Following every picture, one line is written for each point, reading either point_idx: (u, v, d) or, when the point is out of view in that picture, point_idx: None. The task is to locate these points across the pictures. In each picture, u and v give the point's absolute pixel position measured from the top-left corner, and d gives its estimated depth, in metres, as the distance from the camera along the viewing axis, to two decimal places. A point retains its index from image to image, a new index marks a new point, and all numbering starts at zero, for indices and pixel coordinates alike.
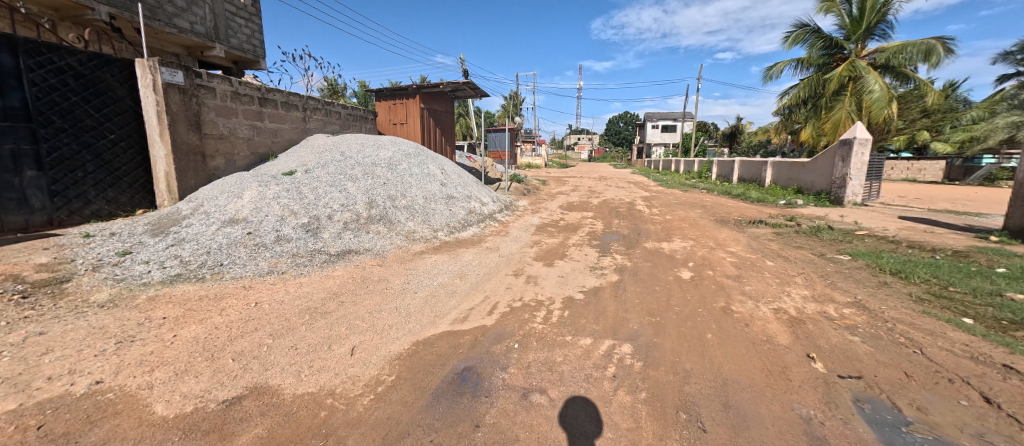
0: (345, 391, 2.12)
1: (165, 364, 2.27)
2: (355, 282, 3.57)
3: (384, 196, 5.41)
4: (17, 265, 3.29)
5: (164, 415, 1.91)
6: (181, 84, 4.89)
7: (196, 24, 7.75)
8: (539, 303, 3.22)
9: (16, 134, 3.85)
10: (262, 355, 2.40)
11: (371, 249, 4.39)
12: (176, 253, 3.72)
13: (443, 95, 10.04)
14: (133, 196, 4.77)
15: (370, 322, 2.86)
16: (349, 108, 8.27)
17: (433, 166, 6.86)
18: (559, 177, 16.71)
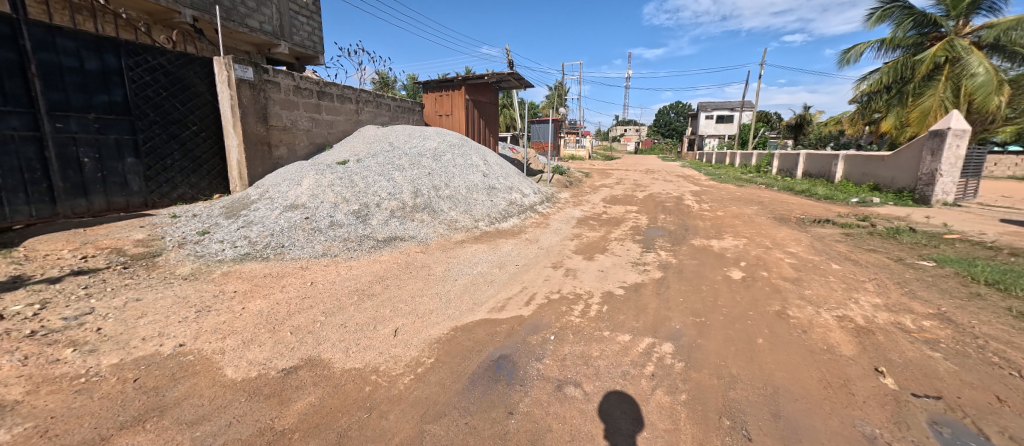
0: (387, 370, 2.37)
1: (235, 333, 2.64)
2: (400, 267, 3.87)
3: (428, 186, 5.70)
4: (119, 239, 3.85)
5: (233, 378, 2.23)
6: (251, 79, 5.39)
7: (264, 23, 8.41)
8: (577, 296, 3.38)
9: (119, 126, 4.42)
10: (315, 331, 2.73)
11: (414, 236, 4.70)
12: (246, 234, 4.19)
13: (488, 86, 10.22)
14: (211, 183, 5.36)
15: (412, 306, 3.14)
16: (398, 100, 8.68)
17: (477, 157, 7.10)
18: (602, 169, 16.65)
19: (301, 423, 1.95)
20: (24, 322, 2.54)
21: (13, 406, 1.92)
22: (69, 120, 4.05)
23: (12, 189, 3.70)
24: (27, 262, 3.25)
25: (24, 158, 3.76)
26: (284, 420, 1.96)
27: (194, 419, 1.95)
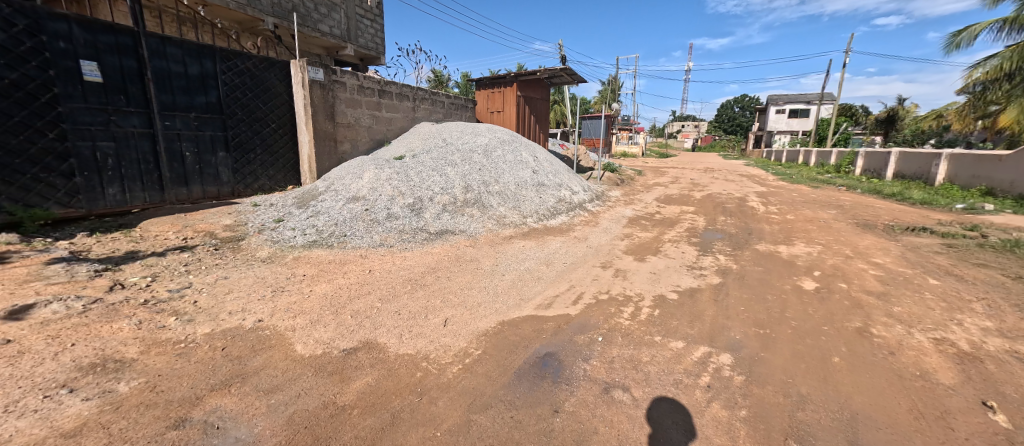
0: (437, 358, 2.51)
1: (304, 313, 2.94)
2: (451, 260, 4.07)
3: (479, 181, 5.89)
4: (210, 224, 4.37)
5: (302, 353, 2.48)
6: (321, 80, 5.86)
7: (333, 28, 9.07)
8: (627, 298, 3.38)
9: (213, 124, 4.96)
10: (373, 316, 2.97)
11: (465, 230, 4.91)
12: (314, 223, 4.59)
13: (540, 82, 10.27)
14: (286, 175, 5.91)
15: (461, 298, 3.31)
16: (453, 97, 8.99)
17: (527, 153, 7.21)
18: (656, 167, 16.24)
19: (360, 401, 2.12)
20: (138, 291, 2.99)
21: (130, 364, 2.26)
22: (174, 119, 4.60)
23: (130, 178, 4.27)
24: (141, 241, 3.79)
25: (140, 153, 4.33)
26: (344, 397, 2.14)
27: (270, 387, 2.18)
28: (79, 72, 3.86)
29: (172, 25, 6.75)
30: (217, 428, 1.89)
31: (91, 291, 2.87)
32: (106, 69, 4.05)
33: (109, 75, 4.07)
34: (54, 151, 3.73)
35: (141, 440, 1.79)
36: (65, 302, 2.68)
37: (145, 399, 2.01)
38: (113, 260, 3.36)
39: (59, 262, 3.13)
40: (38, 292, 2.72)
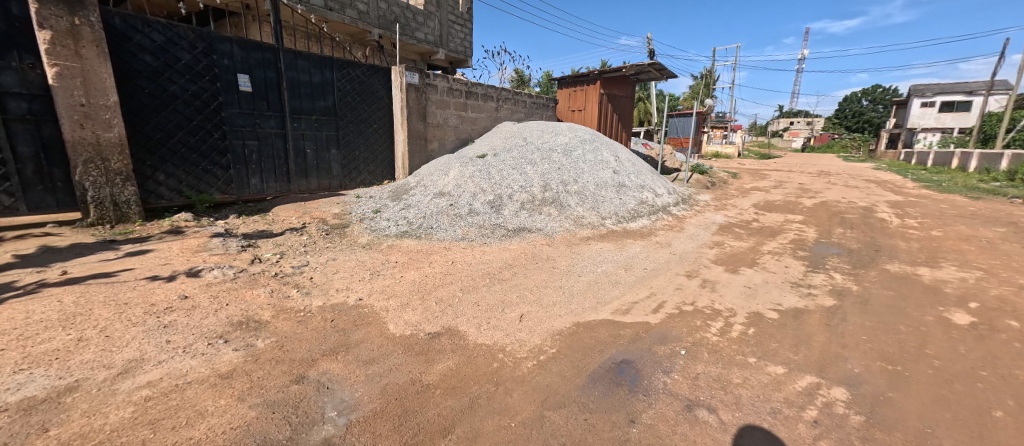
0: (513, 351, 2.47)
1: (397, 295, 3.11)
2: (527, 258, 4.08)
3: (558, 181, 5.93)
4: (324, 212, 5.00)
5: (393, 333, 2.60)
6: (416, 83, 6.40)
7: (428, 34, 9.90)
8: (715, 312, 3.04)
9: (328, 126, 5.68)
10: (454, 304, 3.03)
11: (542, 229, 4.93)
12: (405, 214, 4.93)
13: (625, 79, 10.08)
14: (383, 170, 6.55)
15: (537, 295, 3.24)
16: (534, 96, 9.21)
17: (608, 153, 7.11)
18: (754, 169, 14.89)
19: (444, 381, 2.16)
20: (271, 265, 3.47)
21: (265, 325, 2.56)
22: (300, 122, 5.37)
23: (264, 172, 5.08)
24: (273, 223, 4.50)
25: (273, 150, 5.14)
26: (429, 376, 2.19)
27: (369, 358, 2.31)
28: (237, 85, 4.70)
29: (301, 40, 7.97)
30: (328, 388, 2.05)
31: (236, 263, 3.38)
32: (255, 81, 4.89)
33: (257, 86, 4.90)
34: (217, 148, 4.62)
35: (269, 390, 1.98)
36: (220, 270, 3.17)
37: (276, 356, 2.26)
38: (251, 238, 4.01)
39: (217, 236, 3.85)
40: (205, 261, 3.31)
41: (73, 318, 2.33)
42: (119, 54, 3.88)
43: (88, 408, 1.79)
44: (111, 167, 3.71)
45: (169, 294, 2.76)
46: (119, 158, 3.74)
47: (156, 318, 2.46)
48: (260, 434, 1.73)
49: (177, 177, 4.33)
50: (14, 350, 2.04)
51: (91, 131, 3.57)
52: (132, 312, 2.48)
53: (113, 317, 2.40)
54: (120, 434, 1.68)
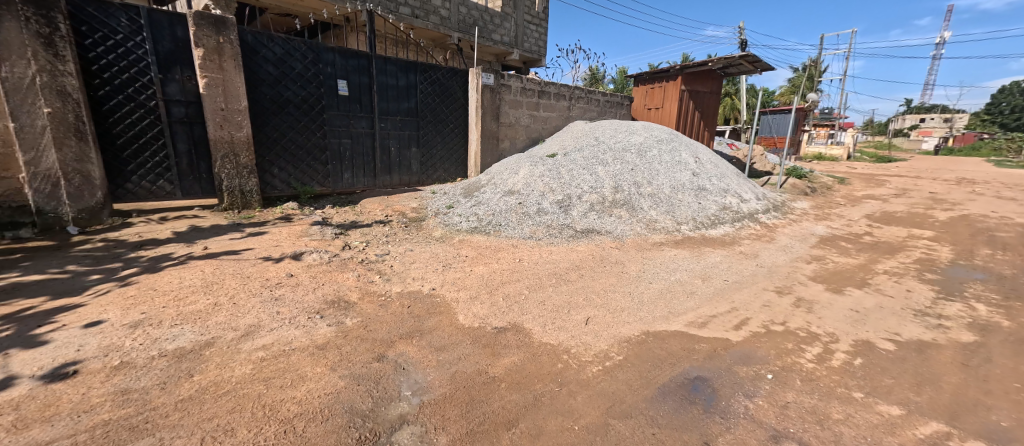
0: (578, 354, 2.31)
1: (467, 288, 3.07)
2: (594, 260, 3.80)
3: (630, 182, 5.59)
4: (403, 206, 5.35)
5: (463, 323, 2.56)
6: (491, 84, 6.62)
7: (504, 35, 10.24)
8: (812, 336, 2.59)
9: (410, 125, 6.08)
10: (521, 302, 2.90)
11: (611, 232, 4.64)
12: (475, 211, 4.95)
13: (710, 74, 9.50)
14: (457, 169, 6.90)
15: (604, 300, 3.00)
16: (607, 95, 9.07)
17: (686, 154, 6.62)
18: (867, 174, 13.02)
19: (508, 376, 2.08)
20: (359, 252, 3.75)
21: (353, 305, 2.72)
22: (386, 122, 5.81)
23: (355, 168, 5.62)
24: (360, 214, 4.94)
25: (363, 148, 5.66)
26: (494, 369, 2.13)
27: (439, 346, 2.30)
28: (335, 89, 5.23)
29: (389, 47, 8.71)
30: (404, 369, 2.09)
31: (331, 248, 3.74)
32: (351, 86, 5.39)
33: (352, 90, 5.40)
34: (318, 146, 5.21)
35: (354, 364, 2.08)
36: (319, 254, 3.54)
37: (361, 334, 2.37)
38: (344, 227, 4.42)
39: (315, 224, 4.31)
40: (305, 245, 3.72)
41: (210, 286, 2.78)
42: (250, 66, 4.53)
43: (222, 361, 2.05)
44: (240, 161, 4.36)
45: (277, 271, 3.15)
46: (247, 154, 4.38)
47: (268, 291, 2.81)
48: (344, 403, 1.80)
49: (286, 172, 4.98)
50: (171, 307, 2.47)
51: (227, 131, 4.23)
52: (251, 284, 2.88)
53: (239, 287, 2.82)
54: (239, 387, 1.87)
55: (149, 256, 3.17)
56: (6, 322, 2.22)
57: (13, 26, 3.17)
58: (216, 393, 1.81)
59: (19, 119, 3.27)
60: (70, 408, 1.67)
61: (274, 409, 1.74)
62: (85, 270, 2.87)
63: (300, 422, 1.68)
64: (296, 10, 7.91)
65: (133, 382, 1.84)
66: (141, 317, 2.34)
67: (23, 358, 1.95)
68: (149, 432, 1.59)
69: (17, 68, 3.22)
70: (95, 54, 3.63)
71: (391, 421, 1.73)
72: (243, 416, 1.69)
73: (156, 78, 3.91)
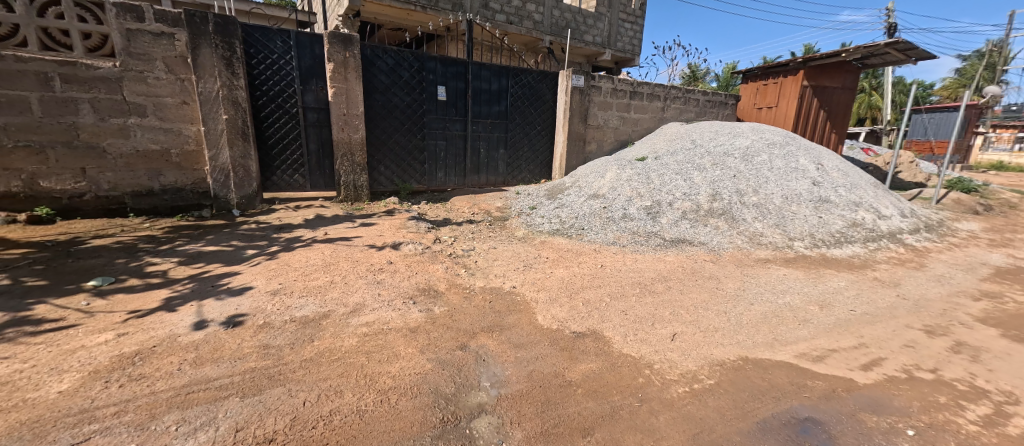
0: (663, 371, 2.19)
1: (545, 288, 3.12)
2: (685, 273, 3.50)
3: (732, 189, 5.04)
4: (488, 205, 5.63)
5: (542, 323, 2.61)
6: (581, 86, 6.59)
7: (596, 35, 10.22)
8: (976, 392, 2.09)
9: (499, 128, 6.34)
10: (602, 308, 2.83)
11: (706, 243, 4.23)
12: (558, 213, 5.00)
13: (841, 67, 8.40)
14: (542, 170, 7.03)
15: (695, 316, 2.76)
16: (709, 94, 8.44)
17: (803, 158, 5.74)
18: None
19: (585, 382, 2.07)
20: (447, 245, 4.04)
21: (441, 294, 2.96)
22: (478, 125, 6.13)
23: (447, 167, 6.03)
24: (449, 211, 5.28)
25: (456, 150, 6.05)
26: (572, 373, 2.13)
27: (518, 343, 2.38)
28: (435, 95, 5.65)
29: (485, 53, 9.18)
30: (484, 360, 2.20)
31: (424, 240, 4.08)
32: (449, 92, 5.79)
33: (450, 95, 5.80)
34: (417, 147, 5.70)
35: (440, 350, 2.26)
36: (415, 245, 3.88)
37: (447, 322, 2.56)
38: (437, 223, 4.74)
39: (411, 218, 4.70)
40: (402, 236, 4.10)
41: (328, 267, 3.22)
42: (366, 75, 5.12)
43: (335, 330, 2.39)
44: (356, 160, 4.96)
45: (379, 258, 3.53)
46: (360, 153, 4.97)
47: (372, 274, 3.18)
48: (430, 384, 1.97)
49: (389, 170, 5.53)
50: (299, 282, 2.92)
51: (346, 133, 4.84)
52: (359, 267, 3.28)
53: (350, 270, 3.22)
54: (347, 355, 2.15)
55: (286, 237, 3.77)
56: (189, 282, 2.81)
57: (208, 51, 4.00)
58: (329, 358, 2.12)
59: (208, 124, 4.13)
60: (229, 353, 2.08)
61: (374, 379, 1.98)
62: (242, 245, 3.51)
63: (393, 394, 1.88)
64: (405, 23, 8.80)
65: (270, 339, 2.23)
66: (279, 285, 2.84)
67: (200, 311, 2.46)
68: (281, 382, 1.91)
69: (207, 84, 4.06)
70: (258, 70, 4.39)
71: (471, 408, 1.84)
72: (347, 381, 1.95)
73: (298, 88, 4.61)
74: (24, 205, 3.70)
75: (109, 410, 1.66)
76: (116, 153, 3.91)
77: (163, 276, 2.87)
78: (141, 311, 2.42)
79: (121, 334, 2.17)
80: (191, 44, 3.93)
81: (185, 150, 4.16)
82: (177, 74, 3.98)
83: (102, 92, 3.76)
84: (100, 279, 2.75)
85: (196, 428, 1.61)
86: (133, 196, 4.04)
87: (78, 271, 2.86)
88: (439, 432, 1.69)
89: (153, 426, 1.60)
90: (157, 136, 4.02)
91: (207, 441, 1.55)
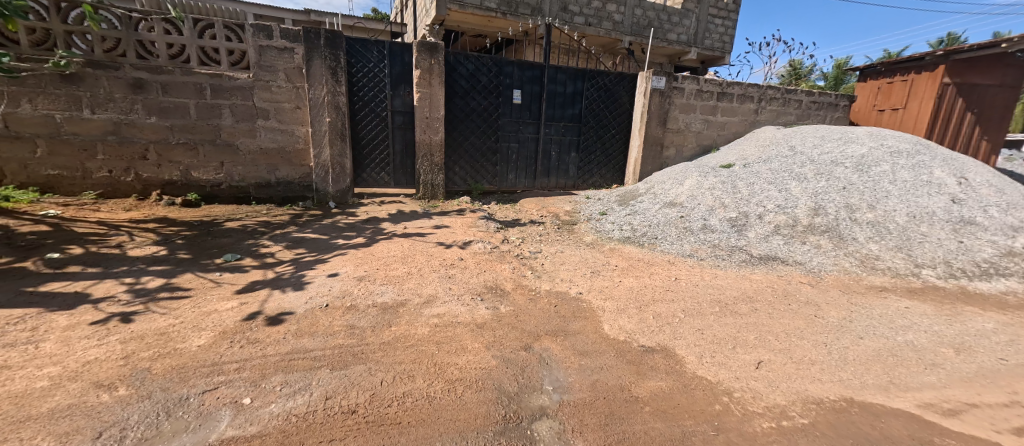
0: (746, 400, 2.00)
1: (612, 298, 3.07)
2: (775, 294, 3.14)
3: (840, 203, 4.41)
4: (557, 208, 5.64)
5: (608, 333, 2.59)
6: (662, 88, 6.32)
7: (681, 34, 9.84)
8: None
9: (572, 131, 6.33)
10: (674, 323, 2.70)
11: (803, 263, 3.72)
12: (630, 221, 4.88)
13: (997, 61, 7.18)
14: (615, 175, 6.88)
15: (785, 344, 2.46)
16: (815, 95, 7.45)
17: (940, 170, 4.82)
18: None
19: (653, 400, 1.99)
20: (515, 246, 4.13)
21: (507, 294, 3.05)
22: (551, 128, 6.18)
23: (518, 170, 6.16)
24: (518, 212, 5.40)
25: (527, 152, 6.15)
26: (638, 389, 2.07)
27: (583, 350, 2.39)
28: (511, 98, 5.80)
29: (561, 56, 9.26)
30: (547, 363, 2.24)
31: (492, 239, 4.22)
32: (525, 95, 5.90)
33: (525, 98, 5.91)
34: (491, 148, 5.90)
35: (505, 348, 2.34)
36: (483, 244, 4.03)
37: (512, 322, 2.64)
38: (505, 224, 4.86)
39: (481, 218, 4.86)
40: (473, 235, 4.26)
41: (405, 259, 3.47)
42: (448, 81, 5.41)
43: (409, 318, 2.58)
44: (434, 161, 5.26)
45: (451, 254, 3.70)
46: (439, 154, 5.26)
47: (444, 269, 3.36)
48: (494, 381, 2.05)
49: (464, 170, 5.79)
50: (380, 271, 3.18)
51: (427, 135, 5.16)
52: (432, 262, 3.49)
53: (424, 264, 3.42)
54: (419, 343, 2.32)
55: (371, 229, 4.13)
56: (291, 264, 3.20)
57: (319, 62, 4.51)
58: (404, 344, 2.29)
59: (315, 126, 4.65)
60: (323, 329, 2.35)
61: (443, 369, 2.11)
62: (334, 235, 3.91)
63: (459, 385, 1.99)
64: (486, 30, 9.21)
65: (354, 321, 2.47)
66: (364, 273, 3.13)
67: (299, 290, 2.78)
68: (363, 361, 2.11)
69: (316, 91, 4.57)
70: (357, 78, 4.85)
71: (533, 410, 1.88)
72: (418, 367, 2.10)
73: (388, 94, 5.01)
74: (180, 191, 4.46)
75: (232, 366, 1.96)
76: (245, 150, 4.55)
77: (273, 257, 3.31)
78: (256, 284, 2.82)
79: (241, 303, 2.54)
80: (307, 56, 4.46)
81: (296, 149, 4.71)
82: (294, 83, 4.53)
83: (239, 99, 4.40)
84: (228, 255, 3.24)
85: (296, 390, 1.85)
86: (256, 188, 4.68)
87: (210, 247, 3.39)
88: (501, 429, 1.76)
89: (263, 384, 1.87)
90: (276, 136, 4.61)
91: (304, 404, 1.77)
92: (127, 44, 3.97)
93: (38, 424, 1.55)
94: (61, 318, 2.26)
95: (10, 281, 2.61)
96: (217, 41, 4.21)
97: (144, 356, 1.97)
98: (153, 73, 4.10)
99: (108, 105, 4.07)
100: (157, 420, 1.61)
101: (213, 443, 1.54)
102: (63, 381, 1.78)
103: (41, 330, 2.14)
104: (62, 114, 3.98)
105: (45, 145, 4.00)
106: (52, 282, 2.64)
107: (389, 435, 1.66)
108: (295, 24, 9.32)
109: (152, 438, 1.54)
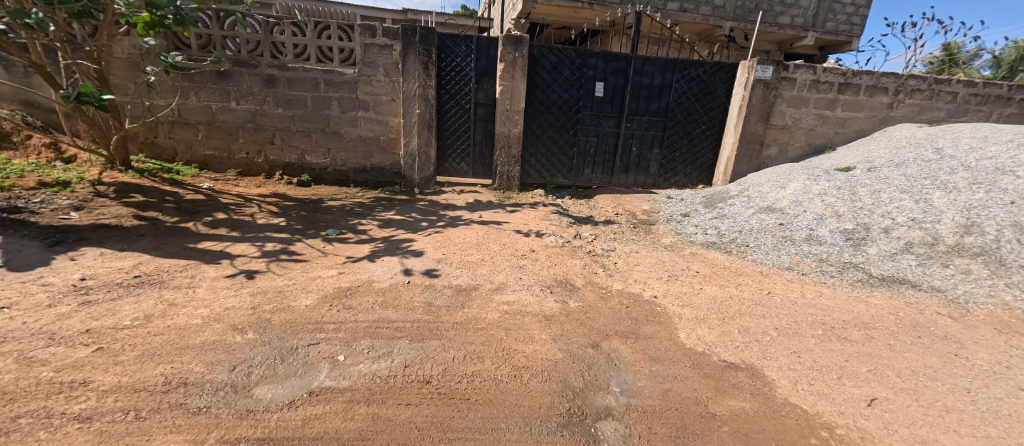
0: (851, 439, 1.81)
1: (692, 306, 2.94)
2: (899, 323, 2.77)
3: (1005, 221, 3.64)
4: (634, 206, 5.47)
5: (684, 342, 2.50)
6: (768, 78, 5.74)
7: (795, 17, 8.94)
8: None
9: (657, 126, 6.06)
10: (764, 341, 2.52)
11: (942, 291, 3.18)
12: (718, 225, 4.59)
13: None
14: (701, 174, 6.47)
15: (911, 384, 2.16)
16: (976, 85, 6.24)
17: None
18: None
19: (733, 420, 1.90)
20: (587, 242, 4.10)
21: (577, 289, 3.07)
22: (633, 122, 5.98)
23: (595, 164, 6.09)
24: (592, 208, 5.34)
25: (607, 146, 6.03)
26: (718, 406, 1.98)
27: (655, 356, 2.34)
28: (594, 91, 5.71)
29: (653, 46, 8.92)
30: (616, 364, 2.23)
31: (565, 233, 4.24)
32: (608, 88, 5.77)
33: (607, 91, 5.77)
34: (569, 142, 5.90)
35: (573, 343, 2.37)
36: (555, 238, 4.06)
37: (581, 318, 2.65)
38: (579, 219, 4.85)
39: (555, 212, 4.90)
40: (547, 228, 4.31)
41: (480, 246, 3.64)
42: (531, 73, 5.51)
43: (482, 302, 2.71)
44: (512, 152, 5.38)
45: (525, 245, 3.79)
46: (517, 146, 5.36)
47: (516, 259, 3.46)
48: (561, 372, 2.10)
49: (540, 163, 5.90)
50: (458, 256, 3.37)
51: (507, 127, 5.28)
52: (505, 250, 3.61)
53: (498, 252, 3.55)
54: (489, 327, 2.44)
55: (449, 216, 4.38)
56: (381, 242, 3.51)
57: (414, 58, 4.82)
58: (474, 326, 2.43)
59: (406, 117, 5.00)
60: (405, 303, 2.57)
61: (511, 354, 2.20)
62: (419, 218, 4.21)
63: (526, 372, 2.07)
64: (573, 21, 9.19)
65: (431, 299, 2.66)
66: (442, 255, 3.34)
67: (388, 266, 3.05)
68: (438, 337, 2.27)
69: (410, 84, 4.90)
70: (446, 71, 5.11)
71: (598, 408, 1.90)
72: (486, 350, 2.21)
73: (473, 87, 5.21)
74: (296, 172, 5.09)
75: (331, 326, 2.24)
76: (348, 138, 5.04)
77: (368, 234, 3.65)
78: (353, 258, 3.15)
79: (339, 272, 2.87)
80: (403, 52, 4.78)
81: (389, 137, 5.11)
82: (391, 77, 4.89)
83: (346, 92, 4.87)
84: (331, 230, 3.64)
85: (380, 355, 2.06)
86: (354, 172, 5.18)
87: (317, 222, 3.84)
88: (566, 421, 1.80)
89: (354, 345, 2.11)
90: (374, 126, 5.04)
91: (386, 368, 1.97)
92: (264, 46, 4.61)
93: (194, 352, 1.92)
94: (210, 270, 2.74)
95: (177, 237, 3.21)
96: (333, 41, 4.70)
97: (267, 309, 2.33)
98: (282, 70, 4.70)
99: (248, 98, 4.75)
100: (274, 363, 1.91)
101: (315, 389, 1.79)
102: (210, 321, 2.16)
103: (197, 278, 2.62)
104: (216, 104, 4.73)
105: (204, 130, 4.81)
106: (203, 240, 3.20)
107: (459, 409, 1.79)
108: (396, 22, 10.13)
109: (270, 377, 1.82)
